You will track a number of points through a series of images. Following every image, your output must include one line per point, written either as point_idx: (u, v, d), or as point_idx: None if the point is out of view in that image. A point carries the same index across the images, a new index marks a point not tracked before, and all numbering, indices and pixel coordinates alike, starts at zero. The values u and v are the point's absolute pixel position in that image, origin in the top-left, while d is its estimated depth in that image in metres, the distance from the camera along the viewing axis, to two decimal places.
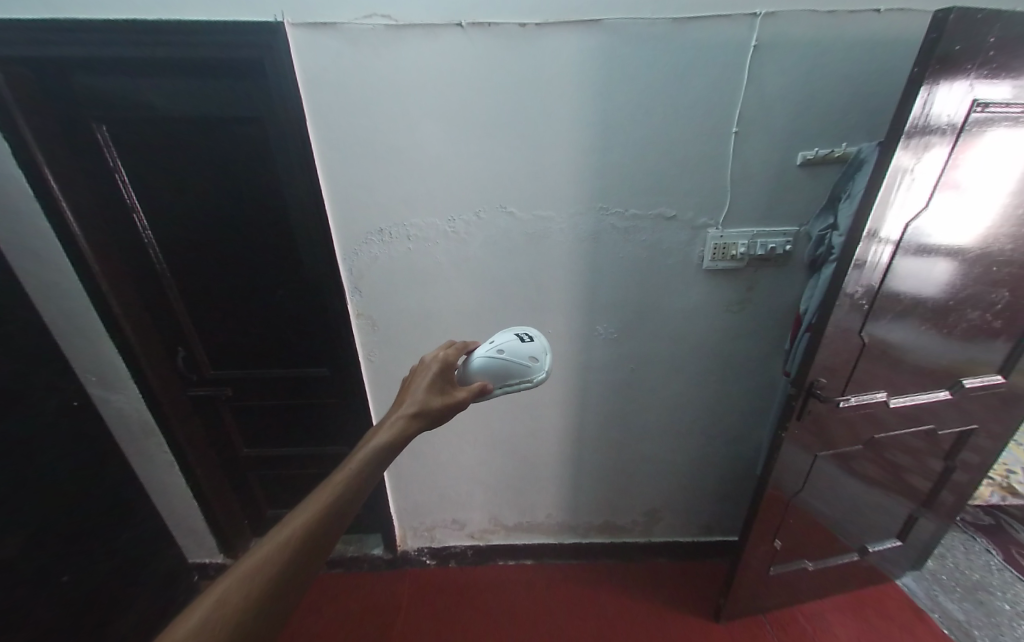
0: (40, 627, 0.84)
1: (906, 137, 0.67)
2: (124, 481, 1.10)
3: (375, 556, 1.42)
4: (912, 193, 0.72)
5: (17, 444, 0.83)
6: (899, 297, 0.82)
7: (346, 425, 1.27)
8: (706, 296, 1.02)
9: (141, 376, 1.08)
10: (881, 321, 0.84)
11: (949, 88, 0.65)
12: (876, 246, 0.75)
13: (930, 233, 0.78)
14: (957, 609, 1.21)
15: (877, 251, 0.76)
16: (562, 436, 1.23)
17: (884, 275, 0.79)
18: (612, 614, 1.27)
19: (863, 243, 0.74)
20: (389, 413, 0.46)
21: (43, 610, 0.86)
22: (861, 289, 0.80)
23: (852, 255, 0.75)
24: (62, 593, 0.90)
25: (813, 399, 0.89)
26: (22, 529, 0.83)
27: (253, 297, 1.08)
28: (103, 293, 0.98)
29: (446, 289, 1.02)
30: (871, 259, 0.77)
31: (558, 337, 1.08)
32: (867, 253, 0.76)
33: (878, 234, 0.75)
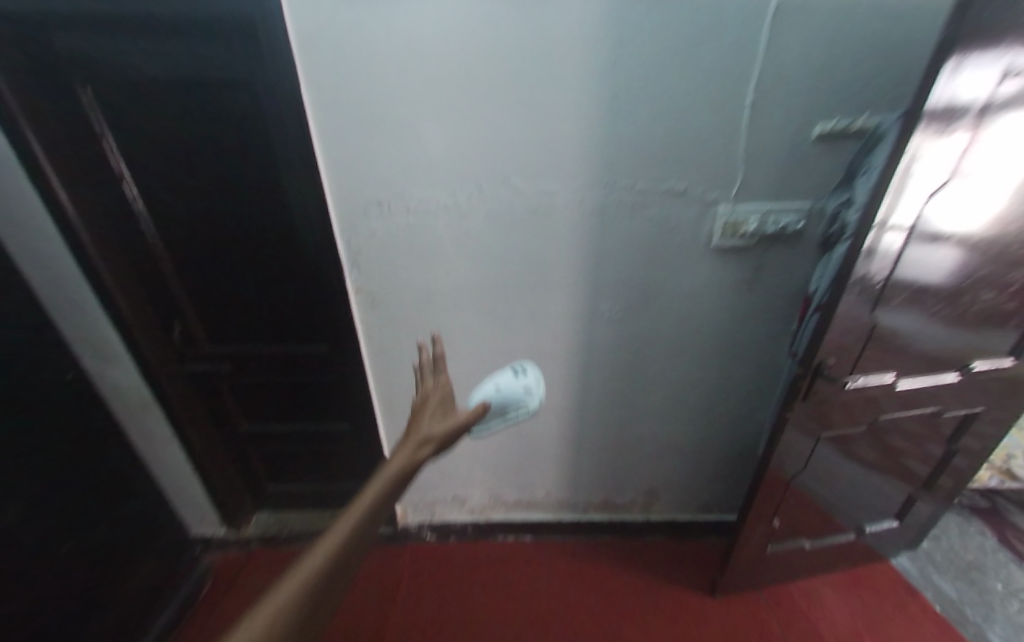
0: (46, 598, 0.86)
1: (925, 123, 0.62)
2: (126, 453, 1.09)
3: (376, 531, 1.45)
4: (925, 182, 0.68)
5: (15, 414, 0.82)
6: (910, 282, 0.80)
7: (347, 403, 1.27)
8: (713, 275, 1.00)
9: (137, 351, 1.07)
10: (894, 302, 0.81)
11: (974, 66, 0.59)
12: (887, 236, 0.73)
13: (939, 222, 0.75)
14: (951, 589, 1.23)
15: (887, 239, 0.73)
16: (563, 416, 1.23)
17: (894, 263, 0.76)
18: (609, 587, 1.30)
19: (873, 233, 0.71)
20: (397, 442, 0.45)
21: (50, 582, 0.87)
22: (870, 277, 0.77)
23: (863, 242, 0.72)
24: (70, 564, 0.92)
25: (821, 379, 0.86)
26: (30, 503, 0.84)
27: (249, 272, 1.07)
28: (96, 265, 0.97)
29: (447, 266, 1.00)
30: (882, 247, 0.74)
31: (561, 316, 1.06)
32: (878, 243, 0.73)
33: (888, 223, 0.71)
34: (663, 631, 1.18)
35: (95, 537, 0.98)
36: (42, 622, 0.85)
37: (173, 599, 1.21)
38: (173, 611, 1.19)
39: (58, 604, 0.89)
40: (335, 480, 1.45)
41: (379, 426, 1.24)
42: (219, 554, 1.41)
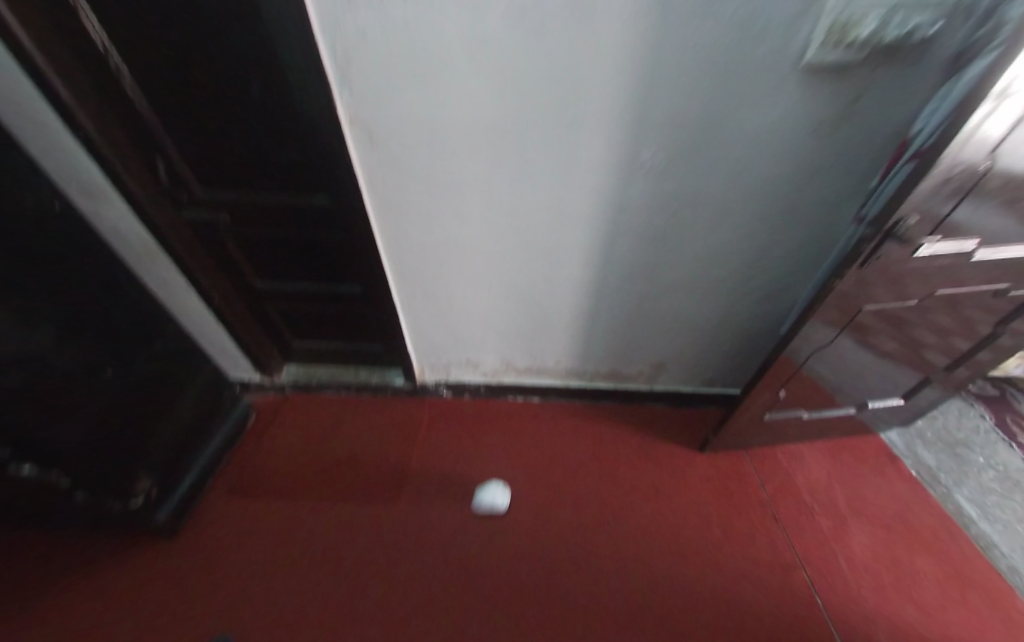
0: (99, 432, 0.95)
1: None
2: (155, 304, 1.07)
3: (397, 386, 1.56)
4: None
5: (23, 263, 0.77)
6: (1011, 168, 0.66)
7: (357, 263, 1.23)
8: (797, 110, 0.77)
9: (126, 192, 0.96)
10: (1008, 160, 0.64)
11: None
12: (998, 107, 0.56)
13: None
14: (931, 457, 1.34)
15: (1000, 111, 0.56)
16: (581, 284, 1.16)
17: (998, 143, 0.61)
18: (606, 440, 1.43)
19: (985, 105, 0.54)
20: None
21: (102, 417, 0.95)
22: (969, 154, 0.62)
23: (968, 116, 0.56)
24: (120, 402, 0.99)
25: (889, 243, 0.74)
26: (61, 351, 0.85)
27: (222, 93, 0.87)
28: (53, 87, 0.76)
29: (455, 92, 0.78)
30: (985, 127, 0.58)
31: (592, 165, 0.89)
32: (980, 125, 0.58)
33: (1004, 95, 0.54)
34: (654, 474, 1.33)
35: (140, 377, 1.04)
36: (103, 436, 0.96)
37: (221, 430, 1.36)
38: (222, 440, 1.36)
39: (114, 435, 0.98)
40: (354, 338, 1.51)
41: (391, 287, 1.21)
42: (258, 396, 1.58)
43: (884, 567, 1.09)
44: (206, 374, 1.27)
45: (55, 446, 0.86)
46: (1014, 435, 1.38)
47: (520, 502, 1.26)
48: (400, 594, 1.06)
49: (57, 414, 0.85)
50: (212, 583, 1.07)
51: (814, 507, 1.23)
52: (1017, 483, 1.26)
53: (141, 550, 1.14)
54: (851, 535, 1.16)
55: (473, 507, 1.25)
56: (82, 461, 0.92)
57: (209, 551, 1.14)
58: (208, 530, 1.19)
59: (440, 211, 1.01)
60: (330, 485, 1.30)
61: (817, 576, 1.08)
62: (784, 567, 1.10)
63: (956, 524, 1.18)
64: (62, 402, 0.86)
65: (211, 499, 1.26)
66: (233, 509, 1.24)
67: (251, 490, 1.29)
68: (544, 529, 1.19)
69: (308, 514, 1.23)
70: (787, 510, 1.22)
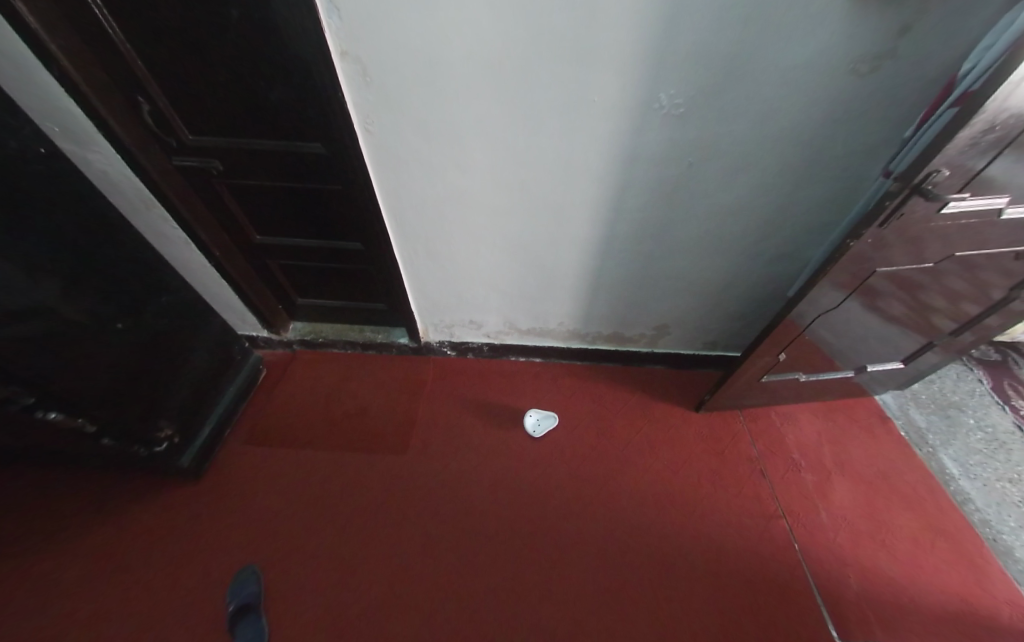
0: (119, 380, 0.98)
1: None
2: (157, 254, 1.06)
3: (401, 344, 1.58)
4: None
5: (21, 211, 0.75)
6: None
7: (357, 217, 1.19)
8: (835, 43, 0.70)
9: (111, 135, 0.93)
10: None
11: None
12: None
13: None
14: (922, 419, 1.38)
15: None
16: (587, 242, 1.13)
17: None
18: (606, 399, 1.47)
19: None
20: None
21: (119, 368, 0.97)
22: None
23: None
24: (135, 354, 1.01)
25: (914, 200, 0.70)
26: (73, 303, 0.86)
27: (202, 19, 0.80)
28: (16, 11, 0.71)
29: (457, 22, 0.71)
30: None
31: (605, 110, 0.83)
32: None
33: None
34: (650, 431, 1.38)
35: (151, 330, 1.05)
36: (121, 387, 0.99)
37: (234, 381, 1.40)
38: (236, 390, 1.40)
39: (133, 384, 1.02)
40: (358, 297, 1.50)
41: (393, 242, 1.19)
42: (268, 351, 1.62)
43: (862, 518, 1.16)
44: (217, 328, 1.28)
45: (77, 396, 0.89)
46: (1009, 399, 1.41)
47: (520, 455, 1.31)
48: (408, 533, 1.14)
49: (77, 363, 0.88)
50: (234, 520, 1.16)
51: (801, 463, 1.28)
52: (1003, 444, 1.30)
53: (165, 491, 1.21)
54: (834, 489, 1.22)
55: (476, 456, 1.31)
56: (105, 407, 0.95)
57: (229, 492, 1.22)
58: (227, 474, 1.26)
59: (442, 161, 0.96)
60: (338, 436, 1.36)
61: (796, 524, 1.15)
62: (767, 516, 1.17)
63: (936, 480, 1.23)
64: (79, 353, 0.88)
65: (229, 446, 1.33)
66: (249, 456, 1.30)
67: (265, 438, 1.35)
68: (543, 479, 1.25)
69: (319, 462, 1.29)
70: (774, 466, 1.28)
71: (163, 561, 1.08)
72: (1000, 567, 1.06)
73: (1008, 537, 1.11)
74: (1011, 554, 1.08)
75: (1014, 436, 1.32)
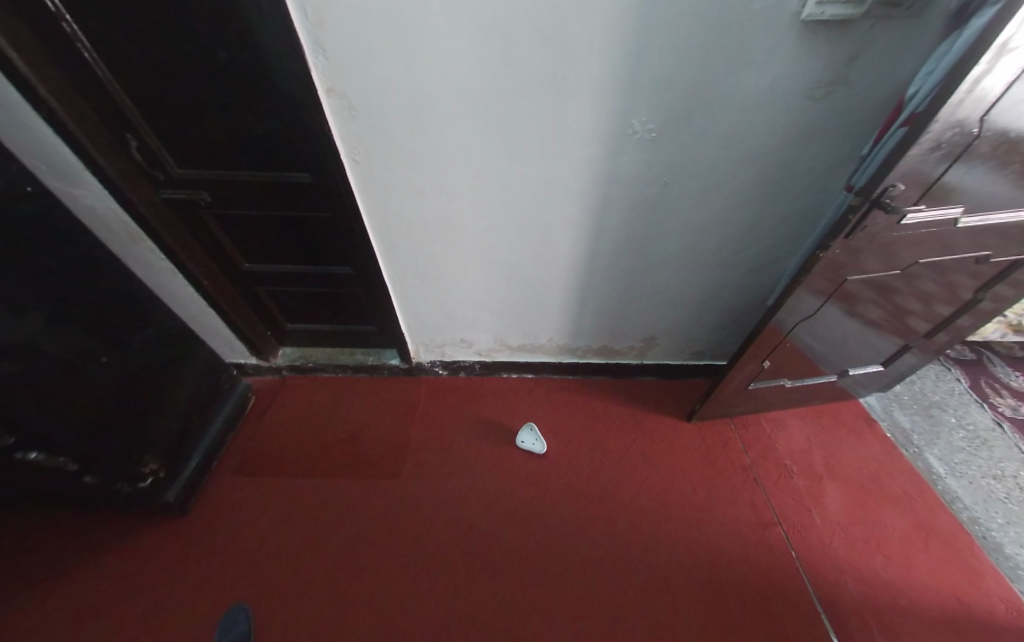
0: (104, 414, 0.96)
1: None
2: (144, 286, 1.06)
3: (392, 365, 1.57)
4: None
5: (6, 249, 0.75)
6: (1006, 128, 0.66)
7: (344, 242, 1.21)
8: (791, 70, 0.75)
9: (99, 171, 0.94)
10: (998, 128, 0.65)
11: None
12: (1000, 62, 0.56)
13: None
14: (906, 419, 1.41)
15: (998, 70, 0.57)
16: (572, 259, 1.16)
17: (995, 100, 0.61)
18: (600, 412, 1.48)
19: (990, 53, 0.54)
20: None
21: (102, 401, 0.96)
22: (962, 116, 0.62)
23: (965, 75, 0.56)
24: (118, 387, 0.99)
25: (876, 212, 0.74)
26: (55, 338, 0.85)
27: (191, 61, 0.83)
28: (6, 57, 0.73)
29: (441, 57, 0.75)
30: (987, 79, 0.57)
31: (583, 135, 0.87)
32: (985, 75, 0.57)
33: (1006, 50, 0.54)
34: (643, 443, 1.38)
35: (136, 362, 1.03)
36: (104, 422, 0.96)
37: (221, 412, 1.38)
38: (223, 421, 1.37)
39: (118, 417, 1.00)
40: (348, 320, 1.50)
41: (382, 266, 1.20)
42: (257, 378, 1.60)
43: (855, 521, 1.17)
44: (205, 358, 1.27)
45: (57, 434, 0.87)
46: (987, 396, 1.46)
47: (515, 474, 1.30)
48: (403, 560, 1.11)
49: (58, 399, 0.86)
50: (223, 555, 1.12)
51: (792, 469, 1.30)
52: (984, 441, 1.33)
53: (150, 528, 1.17)
54: (827, 493, 1.23)
55: (471, 477, 1.30)
56: (86, 444, 0.93)
57: (217, 527, 1.18)
58: (215, 508, 1.23)
59: (427, 186, 0.99)
60: (329, 463, 1.33)
61: (792, 531, 1.15)
62: (762, 524, 1.17)
63: (924, 480, 1.25)
64: (62, 388, 0.87)
65: (216, 479, 1.29)
66: (238, 487, 1.27)
67: (254, 469, 1.32)
68: (539, 497, 1.24)
69: (311, 490, 1.26)
70: (767, 473, 1.29)
71: (145, 606, 1.03)
72: (992, 565, 1.07)
73: (997, 534, 1.13)
74: (1002, 551, 1.10)
75: (995, 432, 1.36)
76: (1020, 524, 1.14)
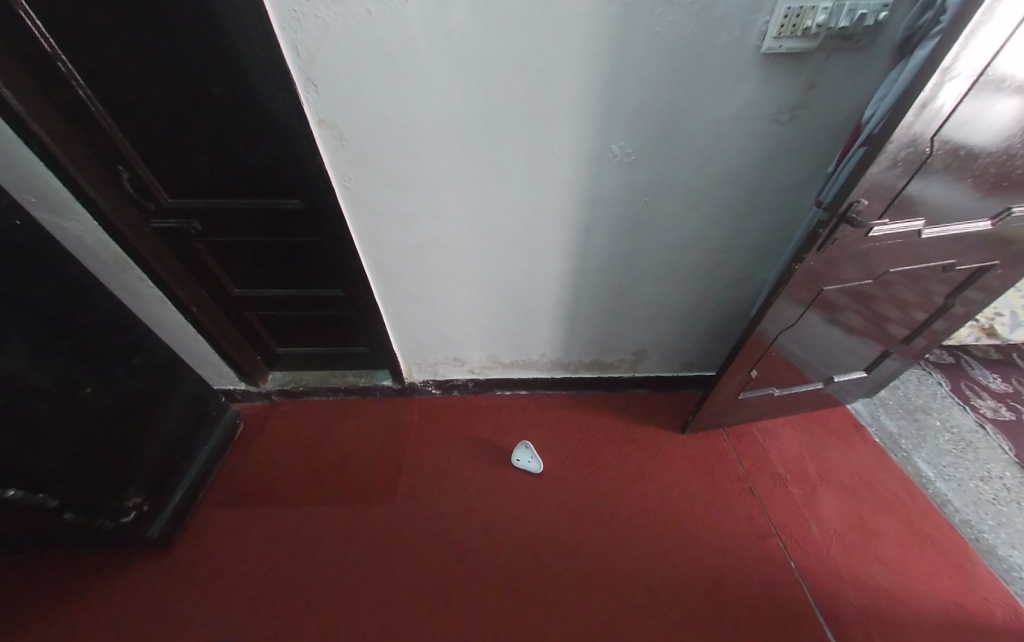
0: (87, 446, 0.94)
1: None
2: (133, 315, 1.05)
3: (385, 386, 1.56)
4: (1006, 16, 0.54)
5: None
6: (957, 146, 0.71)
7: (335, 265, 1.22)
8: (756, 98, 0.81)
9: (90, 203, 0.95)
10: (949, 146, 0.70)
11: None
12: (944, 87, 0.61)
13: (1006, 71, 0.62)
14: (893, 424, 1.44)
15: (943, 95, 0.62)
16: (561, 277, 1.19)
17: (943, 121, 0.66)
18: (594, 426, 1.48)
19: (934, 79, 0.59)
20: None
21: (85, 433, 0.93)
22: (914, 137, 0.66)
23: (913, 99, 0.61)
24: (101, 418, 0.97)
25: (844, 226, 0.78)
26: (39, 370, 0.84)
27: (184, 96, 0.85)
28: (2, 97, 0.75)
29: (428, 90, 0.79)
30: (935, 102, 0.62)
31: (566, 159, 0.91)
32: (932, 99, 0.62)
33: (949, 76, 0.59)
34: (639, 457, 1.38)
35: (121, 393, 1.01)
36: (87, 454, 0.94)
37: (208, 441, 1.35)
38: (210, 451, 1.34)
39: (102, 449, 0.97)
40: (339, 342, 1.50)
41: (373, 288, 1.21)
42: (246, 404, 1.58)
43: (851, 528, 1.18)
44: (192, 386, 1.25)
45: (37, 468, 0.84)
46: (968, 399, 1.50)
47: (510, 493, 1.29)
48: (398, 589, 1.08)
49: (39, 432, 0.84)
50: (209, 592, 1.08)
51: (786, 477, 1.31)
52: (969, 443, 1.36)
53: (131, 566, 1.12)
54: (821, 501, 1.24)
55: (467, 498, 1.28)
56: (68, 479, 0.90)
57: (204, 562, 1.14)
58: (200, 542, 1.18)
59: (417, 210, 1.01)
60: (321, 489, 1.30)
61: (789, 540, 1.15)
62: (760, 535, 1.17)
63: (914, 484, 1.27)
64: (44, 422, 0.85)
65: (203, 511, 1.25)
66: (225, 519, 1.23)
67: (242, 499, 1.28)
68: (536, 515, 1.23)
69: (301, 520, 1.23)
70: (762, 483, 1.30)
71: None
72: (986, 568, 1.08)
73: (989, 535, 1.14)
74: (994, 552, 1.11)
75: (979, 434, 1.39)
76: (1010, 525, 1.16)
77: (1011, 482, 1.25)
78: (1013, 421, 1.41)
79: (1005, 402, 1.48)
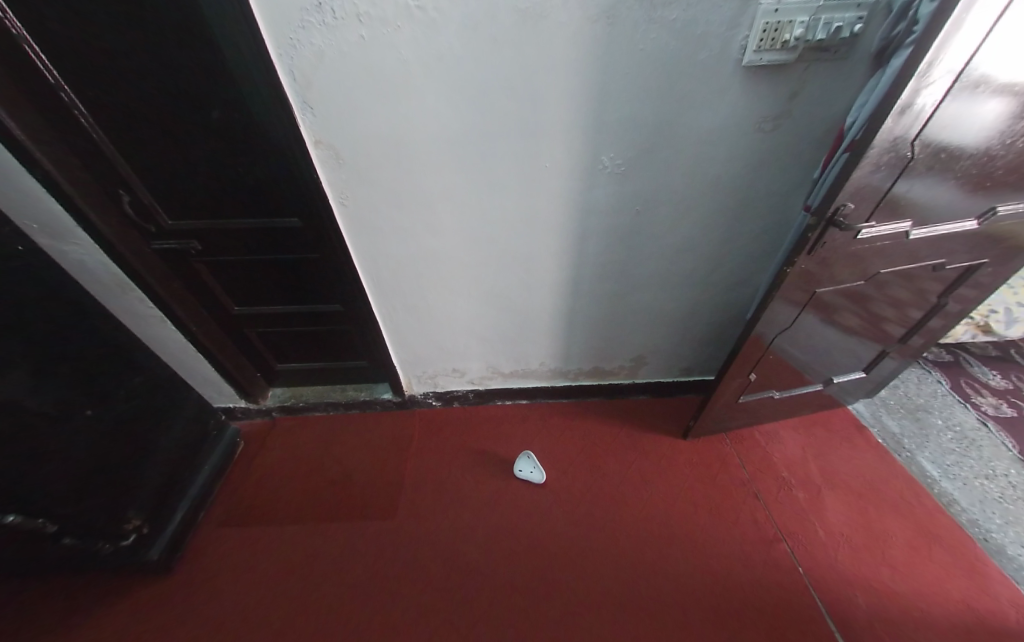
0: (84, 468, 0.93)
1: None
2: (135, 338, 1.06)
3: (386, 400, 1.56)
4: (977, 22, 0.56)
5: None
6: (939, 148, 0.73)
7: (334, 280, 1.23)
8: (740, 108, 0.83)
9: (91, 226, 0.96)
10: (932, 148, 0.71)
11: None
12: (922, 91, 0.62)
13: (983, 73, 0.64)
14: (895, 424, 1.44)
15: (921, 99, 0.63)
16: (557, 285, 1.19)
17: (924, 124, 0.68)
18: (597, 435, 1.47)
19: (911, 85, 0.61)
20: None
21: (83, 456, 0.93)
22: (895, 141, 0.68)
23: (892, 105, 0.63)
24: (101, 440, 0.97)
25: (832, 230, 0.80)
26: (40, 394, 0.84)
27: (183, 123, 0.88)
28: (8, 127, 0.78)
29: (421, 109, 0.81)
30: (914, 106, 0.64)
31: (558, 171, 0.93)
32: (912, 103, 0.63)
33: (927, 79, 0.61)
34: (642, 465, 1.37)
35: (121, 414, 1.02)
36: (87, 475, 0.94)
37: (209, 461, 1.34)
38: (210, 470, 1.34)
39: (99, 471, 0.97)
40: (339, 356, 1.50)
41: (371, 302, 1.22)
42: (246, 422, 1.57)
43: (858, 531, 1.16)
44: (190, 405, 1.24)
45: (37, 492, 0.84)
46: (969, 396, 1.50)
47: (514, 505, 1.28)
48: (404, 606, 1.06)
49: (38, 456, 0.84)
50: (207, 615, 1.06)
51: (790, 481, 1.30)
52: (973, 441, 1.35)
53: (130, 589, 1.11)
54: (826, 504, 1.23)
55: (469, 511, 1.26)
56: (66, 503, 0.90)
57: (204, 586, 1.12)
58: (201, 563, 1.17)
59: (414, 225, 1.03)
60: (321, 506, 1.29)
61: (796, 545, 1.14)
62: (767, 541, 1.16)
63: (919, 484, 1.26)
64: (44, 446, 0.85)
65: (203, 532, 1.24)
66: (226, 539, 1.22)
67: (243, 520, 1.27)
68: (540, 527, 1.22)
69: (301, 537, 1.22)
70: (766, 487, 1.28)
71: None
72: (995, 568, 1.07)
73: (997, 535, 1.13)
74: (1004, 552, 1.09)
75: (981, 432, 1.38)
76: (1017, 523, 1.14)
77: (1016, 479, 1.24)
78: (1014, 418, 1.41)
79: (1006, 399, 1.48)
